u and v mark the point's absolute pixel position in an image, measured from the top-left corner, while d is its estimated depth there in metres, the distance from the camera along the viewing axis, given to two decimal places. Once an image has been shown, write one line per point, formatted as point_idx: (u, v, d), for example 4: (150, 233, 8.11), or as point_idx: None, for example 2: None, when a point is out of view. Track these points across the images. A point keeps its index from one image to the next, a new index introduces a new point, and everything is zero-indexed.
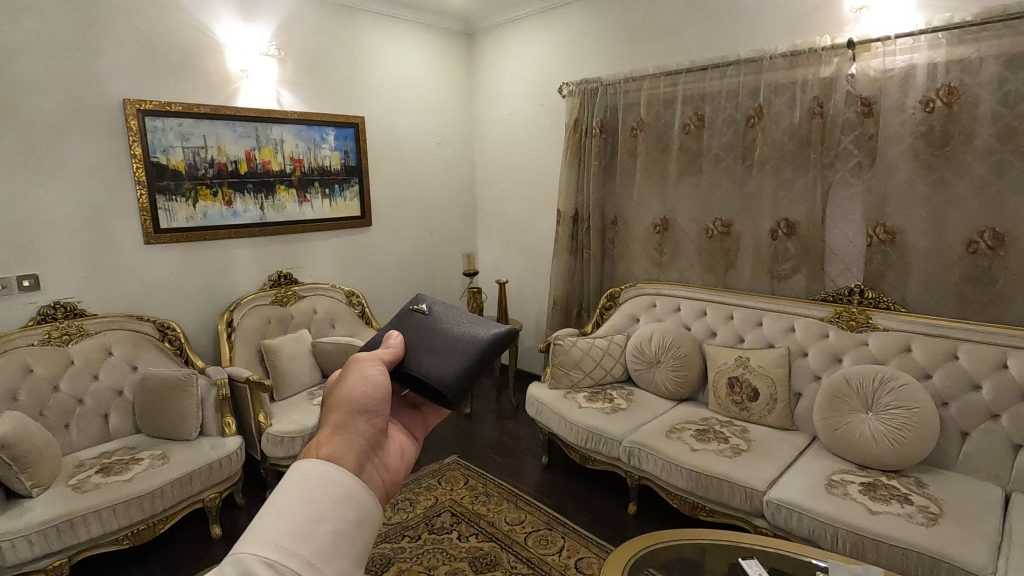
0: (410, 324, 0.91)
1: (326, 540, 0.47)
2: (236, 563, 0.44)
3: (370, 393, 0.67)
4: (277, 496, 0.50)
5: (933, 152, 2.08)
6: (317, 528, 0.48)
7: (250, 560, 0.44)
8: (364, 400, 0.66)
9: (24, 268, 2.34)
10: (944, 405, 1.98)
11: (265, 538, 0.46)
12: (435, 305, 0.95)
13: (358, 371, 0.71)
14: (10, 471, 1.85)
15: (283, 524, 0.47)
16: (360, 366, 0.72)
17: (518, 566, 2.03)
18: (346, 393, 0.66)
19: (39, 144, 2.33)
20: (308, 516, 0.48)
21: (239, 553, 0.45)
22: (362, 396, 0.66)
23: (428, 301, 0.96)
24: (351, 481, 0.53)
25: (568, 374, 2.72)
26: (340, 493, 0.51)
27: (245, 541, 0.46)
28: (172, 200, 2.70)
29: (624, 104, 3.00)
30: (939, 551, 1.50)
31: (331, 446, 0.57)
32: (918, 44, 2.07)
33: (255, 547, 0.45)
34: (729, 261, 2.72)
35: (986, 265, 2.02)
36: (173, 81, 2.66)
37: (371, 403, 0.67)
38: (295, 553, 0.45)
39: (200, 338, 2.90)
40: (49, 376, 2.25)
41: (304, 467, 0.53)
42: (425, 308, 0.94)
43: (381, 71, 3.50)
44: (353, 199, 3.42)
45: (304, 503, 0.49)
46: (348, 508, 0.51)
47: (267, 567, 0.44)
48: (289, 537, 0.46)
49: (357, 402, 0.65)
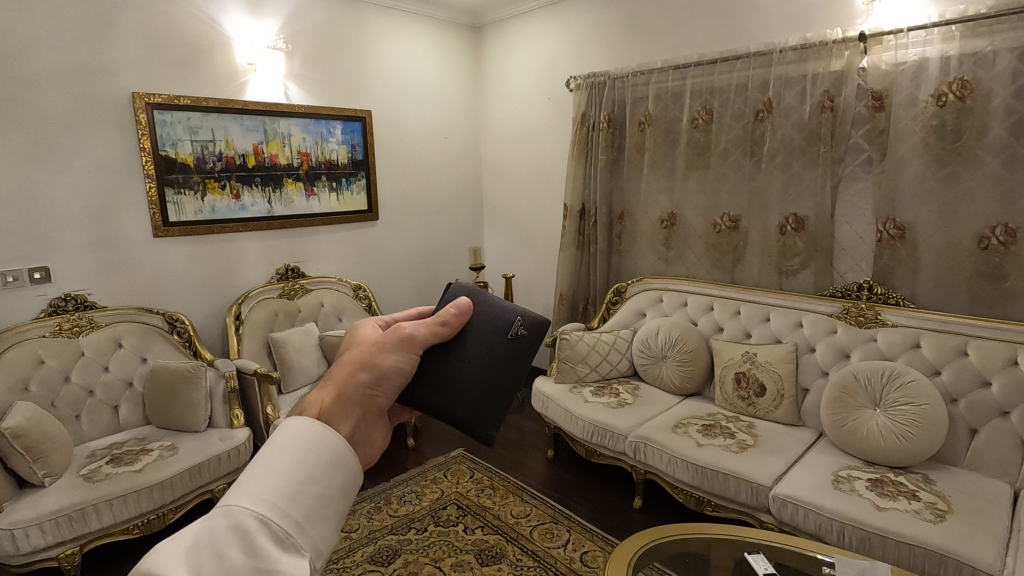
0: (490, 322, 0.68)
1: (315, 504, 0.48)
2: (229, 515, 0.44)
3: (393, 367, 0.64)
4: (267, 454, 0.50)
5: (945, 147, 2.06)
6: (307, 491, 0.48)
7: (242, 514, 0.44)
8: (382, 372, 0.63)
9: (35, 260, 2.37)
10: (953, 402, 1.97)
11: (257, 493, 0.46)
12: (526, 349, 0.66)
13: (390, 340, 0.65)
14: (23, 460, 1.89)
15: (276, 482, 0.47)
16: (398, 334, 0.66)
17: (523, 558, 2.04)
18: (365, 359, 0.63)
19: (50, 137, 2.35)
20: (297, 477, 0.48)
21: (230, 506, 0.45)
22: (378, 373, 0.63)
23: (533, 339, 0.66)
24: (342, 448, 0.53)
25: (574, 369, 2.72)
26: (331, 457, 0.51)
27: (233, 496, 0.46)
28: (181, 193, 2.72)
29: (633, 98, 2.99)
30: (946, 548, 1.50)
31: (324, 412, 0.56)
32: (931, 37, 2.05)
33: (248, 502, 0.45)
34: (737, 256, 2.71)
35: (997, 260, 2.00)
36: (183, 74, 2.67)
37: (388, 379, 0.64)
38: (286, 513, 0.45)
39: (209, 331, 2.92)
40: (61, 368, 2.27)
41: (298, 425, 0.53)
42: (515, 338, 0.66)
43: (387, 65, 3.50)
44: (360, 193, 3.42)
45: (296, 462, 0.49)
46: (337, 474, 0.51)
47: (258, 524, 0.44)
48: (282, 496, 0.46)
49: (371, 372, 0.62)
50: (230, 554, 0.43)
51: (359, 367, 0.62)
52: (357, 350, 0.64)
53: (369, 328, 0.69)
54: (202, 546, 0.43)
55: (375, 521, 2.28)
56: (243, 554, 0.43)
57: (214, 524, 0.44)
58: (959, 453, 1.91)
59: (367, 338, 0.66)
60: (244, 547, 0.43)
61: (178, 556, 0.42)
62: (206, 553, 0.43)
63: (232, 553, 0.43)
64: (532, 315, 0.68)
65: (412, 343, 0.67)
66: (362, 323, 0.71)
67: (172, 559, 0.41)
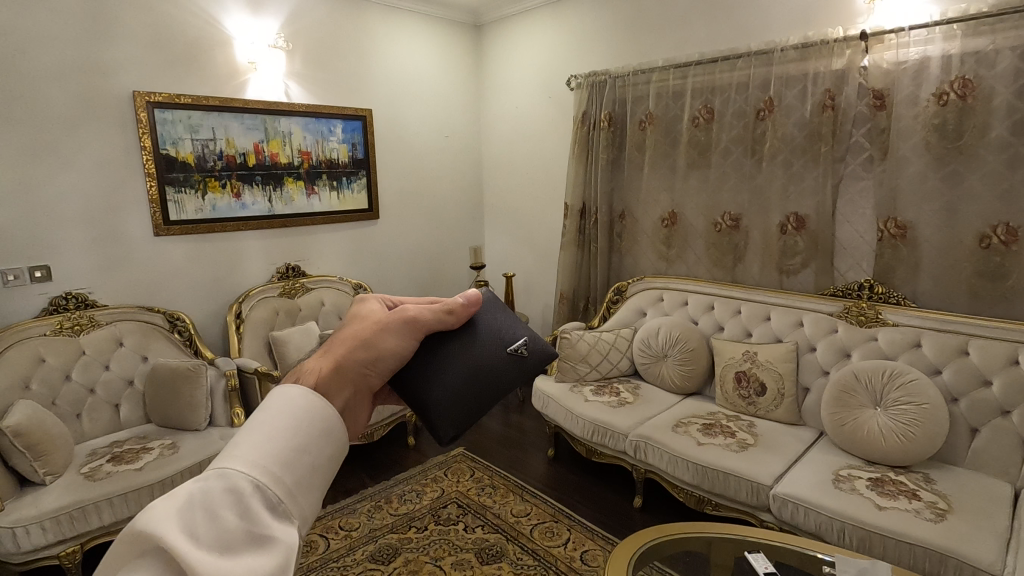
0: (496, 330, 0.67)
1: (306, 473, 0.49)
2: (223, 477, 0.44)
3: (393, 348, 0.61)
4: (259, 420, 0.50)
5: (946, 146, 2.06)
6: (300, 459, 0.48)
7: (237, 478, 0.44)
8: (381, 352, 0.60)
9: (36, 259, 2.37)
10: (953, 401, 1.97)
11: (252, 458, 0.46)
12: (521, 369, 0.66)
13: (393, 320, 0.62)
14: (24, 458, 1.89)
15: (270, 448, 0.47)
16: (402, 315, 0.62)
17: (524, 557, 2.04)
18: (366, 336, 0.60)
19: (50, 135, 2.35)
20: (291, 445, 0.48)
21: (225, 469, 0.45)
22: (376, 353, 0.60)
23: (531, 363, 0.67)
24: (334, 419, 0.53)
25: (575, 368, 2.72)
26: (322, 427, 0.52)
27: (226, 460, 0.46)
28: (182, 192, 2.72)
29: (634, 97, 2.98)
30: (947, 547, 1.50)
31: (319, 384, 0.55)
32: (932, 36, 2.05)
33: (243, 465, 0.45)
34: (738, 255, 2.71)
35: (998, 260, 1.99)
36: (183, 73, 2.67)
37: (386, 360, 0.61)
38: (279, 480, 0.46)
39: (209, 329, 2.92)
40: (61, 366, 2.27)
41: (293, 393, 0.53)
42: (515, 355, 0.65)
43: (388, 63, 3.50)
44: (361, 192, 3.42)
45: (290, 430, 0.50)
46: (327, 445, 0.52)
47: (253, 488, 0.44)
48: (275, 462, 0.47)
49: (369, 351, 0.59)
50: (225, 516, 0.43)
51: (358, 343, 0.59)
52: (359, 325, 0.61)
53: (376, 305, 0.66)
54: (196, 507, 0.43)
55: (375, 520, 2.28)
56: (237, 517, 0.43)
57: (207, 486, 0.44)
58: (960, 452, 1.91)
59: (371, 315, 0.63)
60: (238, 510, 0.43)
61: (173, 515, 0.41)
62: (200, 513, 0.42)
63: (226, 516, 0.43)
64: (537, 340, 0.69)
65: (416, 326, 0.63)
66: (370, 299, 0.68)
67: (166, 518, 0.41)
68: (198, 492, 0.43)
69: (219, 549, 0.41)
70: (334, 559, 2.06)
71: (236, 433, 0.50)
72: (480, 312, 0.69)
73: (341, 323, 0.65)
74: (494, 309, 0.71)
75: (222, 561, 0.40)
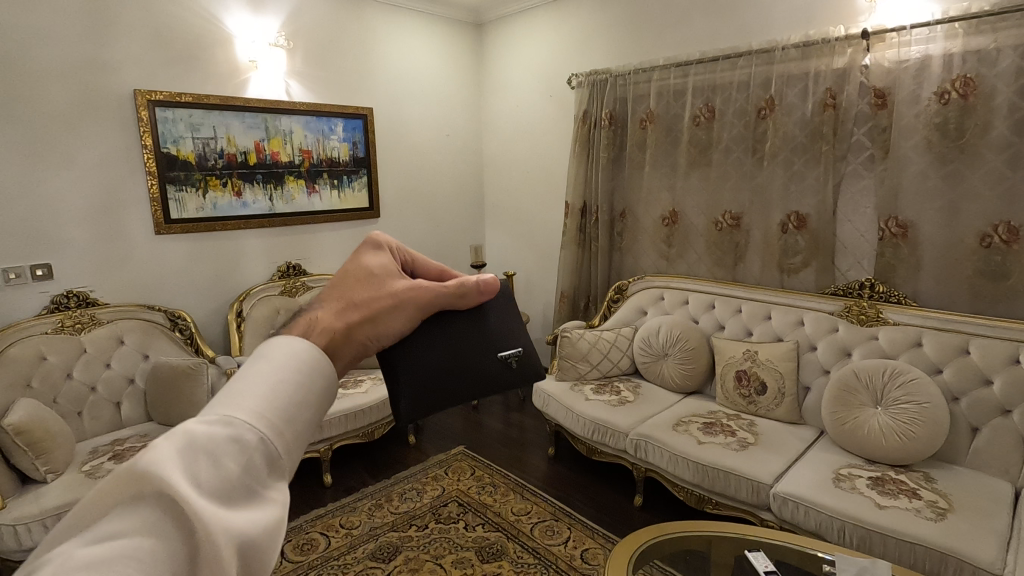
0: (499, 330, 0.72)
1: (303, 429, 0.45)
2: (226, 424, 0.39)
3: (394, 328, 0.61)
4: (261, 368, 0.45)
5: (948, 145, 2.05)
6: (302, 414, 0.45)
7: (241, 427, 0.40)
8: (385, 328, 0.59)
9: (37, 257, 2.37)
10: (954, 400, 1.97)
11: (256, 407, 0.42)
12: (506, 375, 0.71)
13: (407, 305, 0.61)
14: (25, 455, 1.89)
15: (276, 399, 0.43)
16: (415, 297, 0.62)
17: (524, 556, 2.04)
18: (379, 309, 0.58)
19: (51, 133, 2.35)
20: (297, 397, 0.45)
21: (229, 416, 0.40)
22: (379, 332, 0.58)
23: (518, 374, 0.71)
24: (334, 382, 0.50)
25: (575, 367, 2.72)
26: (324, 385, 0.48)
27: (228, 405, 0.41)
28: (182, 190, 2.72)
29: (634, 96, 2.98)
30: (948, 546, 1.50)
31: (330, 346, 0.51)
32: (934, 34, 2.04)
33: (246, 415, 0.41)
34: (739, 254, 2.71)
35: (1000, 259, 1.99)
36: (183, 71, 2.67)
37: (385, 336, 0.60)
38: (281, 434, 0.42)
39: (210, 328, 2.93)
40: (62, 364, 2.27)
41: (303, 348, 0.48)
42: (505, 362, 0.71)
43: (389, 62, 3.50)
44: (362, 190, 3.43)
45: (296, 382, 0.45)
46: (324, 403, 0.48)
47: (258, 440, 0.40)
48: (279, 415, 0.43)
49: (375, 328, 0.57)
50: (228, 463, 0.38)
51: (371, 314, 0.57)
52: (376, 292, 0.58)
53: (390, 266, 0.61)
54: (198, 450, 0.37)
55: (376, 518, 2.28)
56: (240, 467, 0.39)
57: (210, 428, 0.39)
58: (960, 451, 1.91)
59: (388, 283, 0.59)
60: (242, 460, 0.39)
61: (177, 457, 0.36)
62: (201, 457, 0.37)
63: (229, 464, 0.38)
64: (531, 355, 0.73)
65: (419, 309, 0.63)
66: (381, 253, 0.63)
67: (170, 459, 0.35)
68: (202, 435, 0.38)
69: (221, 499, 0.36)
70: (335, 557, 2.06)
71: (234, 375, 0.45)
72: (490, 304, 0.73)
73: (350, 271, 0.59)
74: (506, 308, 0.75)
75: (226, 514, 0.36)
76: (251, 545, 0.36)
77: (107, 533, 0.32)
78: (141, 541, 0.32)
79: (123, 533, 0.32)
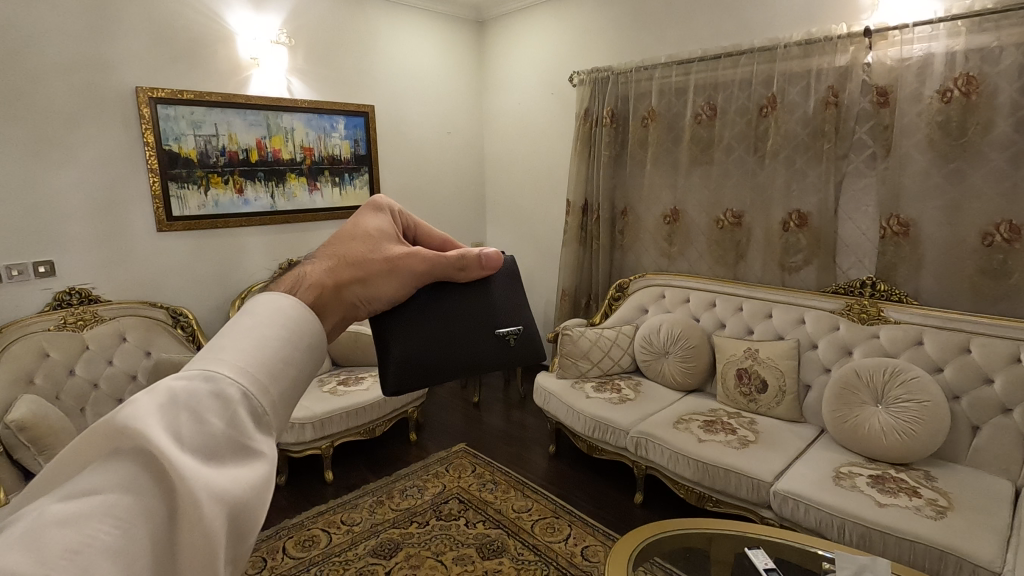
0: (502, 305, 0.75)
1: (288, 387, 0.44)
2: (208, 380, 0.38)
3: (388, 292, 0.62)
4: (239, 327, 0.44)
5: (950, 143, 2.05)
6: (285, 372, 0.43)
7: (223, 382, 0.39)
8: (378, 293, 0.60)
9: (39, 254, 2.38)
10: (955, 399, 1.96)
11: (240, 362, 0.41)
12: (504, 351, 0.73)
13: (401, 267, 0.62)
14: (28, 452, 1.90)
15: (257, 355, 0.42)
16: (410, 264, 0.63)
17: (524, 553, 2.05)
18: (372, 272, 0.59)
19: (53, 130, 2.35)
20: (281, 353, 0.43)
21: (210, 372, 0.39)
22: (372, 292, 0.59)
23: (516, 350, 0.74)
24: (322, 341, 0.49)
25: (576, 365, 2.73)
26: (307, 343, 0.47)
27: (208, 362, 0.40)
28: (184, 187, 2.72)
29: (635, 94, 2.98)
30: (948, 545, 1.50)
31: (320, 302, 0.51)
32: (936, 32, 2.04)
33: (229, 370, 0.40)
34: (740, 252, 2.71)
35: (1002, 257, 1.99)
36: (186, 69, 2.68)
37: (377, 299, 0.61)
38: (266, 389, 0.41)
39: (211, 325, 2.94)
40: (65, 361, 2.28)
41: (286, 304, 0.47)
42: (503, 339, 0.73)
43: (390, 60, 3.50)
44: (363, 188, 3.43)
45: (277, 339, 0.44)
46: (307, 361, 0.46)
47: (240, 395, 0.39)
48: (262, 370, 0.41)
49: (368, 287, 0.58)
50: (210, 420, 0.37)
51: (363, 276, 0.57)
52: (370, 253, 0.59)
53: (387, 230, 0.63)
54: (179, 406, 0.36)
55: (376, 515, 2.29)
56: (223, 423, 0.37)
57: (190, 385, 0.38)
58: (961, 450, 1.91)
59: (383, 246, 0.61)
60: (226, 416, 0.37)
61: (156, 411, 0.35)
62: (183, 413, 0.36)
63: (212, 420, 0.37)
64: (532, 333, 0.75)
65: (414, 277, 0.65)
66: (378, 217, 0.65)
67: (148, 414, 0.34)
68: (182, 392, 0.37)
69: (204, 455, 0.35)
70: (335, 554, 2.06)
71: (215, 335, 0.43)
72: (493, 278, 0.76)
73: (346, 230, 0.61)
74: (513, 283, 0.77)
75: (209, 470, 0.34)
76: (237, 501, 0.35)
77: (83, 490, 0.31)
78: (118, 497, 0.31)
79: (99, 490, 0.31)
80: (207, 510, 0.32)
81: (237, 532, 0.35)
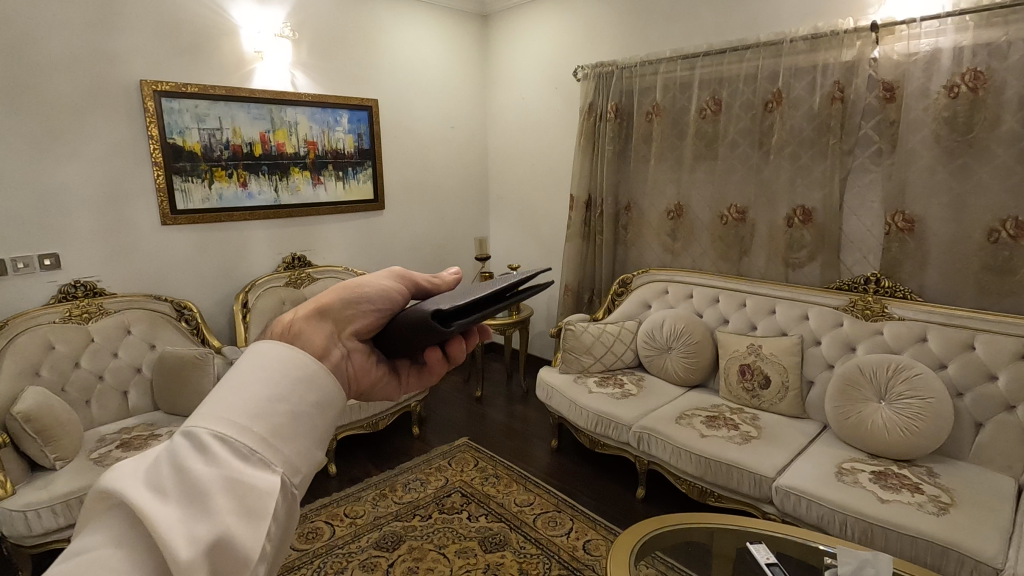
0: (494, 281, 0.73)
1: (285, 420, 0.43)
2: (189, 436, 0.41)
3: (381, 290, 0.63)
4: (231, 376, 0.46)
5: (956, 139, 2.04)
6: (275, 408, 0.43)
7: (200, 434, 0.41)
8: (367, 296, 0.62)
9: (44, 247, 2.38)
10: (958, 395, 1.96)
11: (219, 411, 0.42)
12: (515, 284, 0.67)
13: (380, 274, 0.66)
14: (34, 443, 1.91)
15: (237, 400, 0.43)
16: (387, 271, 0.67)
17: (526, 547, 2.06)
18: (350, 285, 0.62)
19: (58, 123, 2.36)
20: (266, 392, 0.44)
21: (192, 427, 0.42)
22: (362, 301, 0.61)
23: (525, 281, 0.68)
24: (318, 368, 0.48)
25: (579, 359, 2.73)
26: (301, 375, 0.46)
27: (198, 414, 0.43)
28: (189, 181, 2.73)
29: (641, 88, 2.96)
30: (950, 541, 1.50)
31: (297, 325, 0.54)
32: (945, 27, 2.02)
33: (209, 421, 0.42)
34: (744, 247, 2.71)
35: (1007, 254, 1.98)
36: (188, 62, 2.67)
37: (372, 305, 0.63)
38: (249, 429, 0.41)
39: (215, 319, 2.94)
40: (71, 353, 2.29)
41: (264, 347, 0.48)
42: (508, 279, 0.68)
43: (392, 53, 3.48)
44: (366, 182, 3.43)
45: (260, 380, 0.44)
46: (310, 391, 0.46)
47: (218, 441, 0.41)
48: (244, 412, 0.42)
49: (358, 299, 0.61)
50: (192, 469, 0.40)
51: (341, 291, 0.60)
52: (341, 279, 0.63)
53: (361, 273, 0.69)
54: (164, 463, 0.40)
55: (380, 508, 2.30)
56: (206, 469, 0.40)
57: (177, 443, 0.41)
58: (963, 446, 1.91)
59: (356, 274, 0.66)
60: (206, 462, 0.40)
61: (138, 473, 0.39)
62: (168, 469, 0.40)
63: (195, 467, 0.40)
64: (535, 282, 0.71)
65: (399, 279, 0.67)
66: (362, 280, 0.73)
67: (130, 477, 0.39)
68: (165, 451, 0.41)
69: (187, 503, 0.38)
70: (338, 547, 2.07)
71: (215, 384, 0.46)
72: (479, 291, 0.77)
73: None
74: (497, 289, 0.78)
75: (189, 517, 0.38)
76: (219, 540, 0.37)
77: (83, 548, 0.37)
78: (110, 551, 0.36)
79: (93, 546, 0.36)
80: (183, 555, 0.36)
81: (230, 564, 0.38)
